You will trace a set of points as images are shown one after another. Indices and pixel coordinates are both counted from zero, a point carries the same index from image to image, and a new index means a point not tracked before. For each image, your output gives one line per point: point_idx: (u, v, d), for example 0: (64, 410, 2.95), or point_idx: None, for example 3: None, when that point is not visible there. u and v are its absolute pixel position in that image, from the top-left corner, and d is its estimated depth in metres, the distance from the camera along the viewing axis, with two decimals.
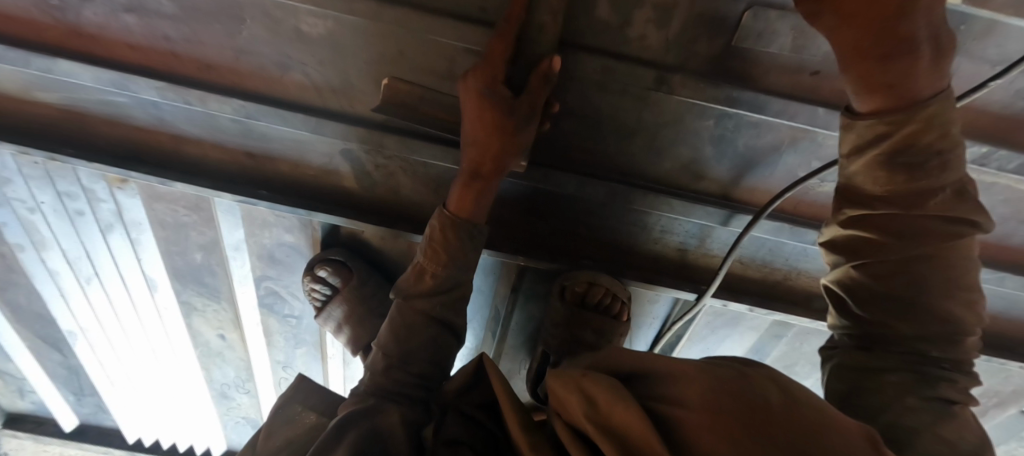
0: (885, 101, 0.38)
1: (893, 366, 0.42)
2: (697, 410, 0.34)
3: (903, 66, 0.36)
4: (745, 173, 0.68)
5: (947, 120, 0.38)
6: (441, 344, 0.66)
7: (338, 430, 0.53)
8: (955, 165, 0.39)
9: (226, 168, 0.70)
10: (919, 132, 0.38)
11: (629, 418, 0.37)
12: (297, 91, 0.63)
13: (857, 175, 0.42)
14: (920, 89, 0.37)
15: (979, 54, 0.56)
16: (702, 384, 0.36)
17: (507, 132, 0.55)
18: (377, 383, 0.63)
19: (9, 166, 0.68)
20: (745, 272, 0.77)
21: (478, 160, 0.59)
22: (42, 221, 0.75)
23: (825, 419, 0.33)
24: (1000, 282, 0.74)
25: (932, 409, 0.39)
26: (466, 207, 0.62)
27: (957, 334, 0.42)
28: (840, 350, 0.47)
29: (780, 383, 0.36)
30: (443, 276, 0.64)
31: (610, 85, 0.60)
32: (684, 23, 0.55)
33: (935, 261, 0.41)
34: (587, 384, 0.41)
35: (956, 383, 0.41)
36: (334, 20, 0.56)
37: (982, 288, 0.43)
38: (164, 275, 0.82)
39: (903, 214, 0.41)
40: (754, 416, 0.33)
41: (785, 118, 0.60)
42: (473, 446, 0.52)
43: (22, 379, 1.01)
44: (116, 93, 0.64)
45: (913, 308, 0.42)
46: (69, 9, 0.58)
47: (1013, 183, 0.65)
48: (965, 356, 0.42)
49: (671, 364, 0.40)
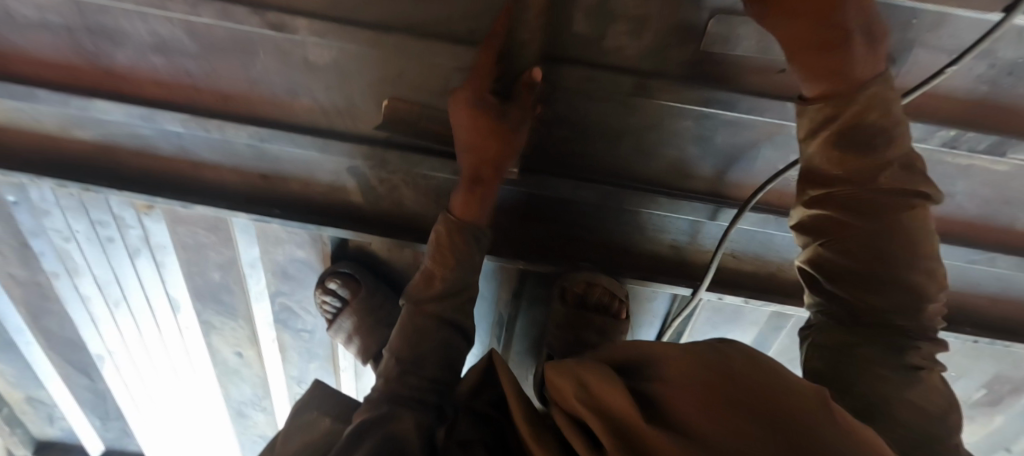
0: (831, 85, 0.42)
1: (865, 340, 0.44)
2: (675, 383, 0.38)
3: (841, 52, 0.40)
4: (729, 169, 0.71)
5: (887, 101, 0.42)
6: (452, 347, 0.68)
7: (354, 440, 0.52)
8: (899, 141, 0.42)
9: (242, 190, 0.76)
10: (863, 112, 0.42)
11: (615, 396, 0.40)
12: (306, 114, 0.69)
13: (815, 156, 0.45)
14: (860, 74, 0.42)
15: (934, 44, 0.60)
16: (678, 361, 0.40)
17: (503, 134, 0.59)
18: (388, 389, 0.63)
19: (49, 197, 0.75)
20: (738, 265, 0.79)
21: (476, 165, 0.62)
22: (76, 249, 0.81)
23: (784, 378, 0.35)
24: (991, 262, 0.75)
25: (901, 377, 0.41)
26: (471, 211, 0.66)
27: (922, 302, 0.44)
28: (817, 326, 0.48)
29: (748, 351, 0.38)
30: (451, 279, 0.67)
31: (594, 93, 0.65)
32: (658, 32, 0.59)
33: (896, 234, 0.43)
34: (580, 371, 0.45)
35: (922, 350, 0.43)
36: (338, 49, 0.62)
37: (942, 258, 0.45)
38: (186, 295, 0.87)
39: (860, 189, 0.43)
40: (723, 382, 0.36)
41: (758, 114, 0.64)
42: (485, 442, 0.53)
43: (52, 406, 1.06)
44: (144, 126, 0.71)
45: (881, 281, 0.44)
46: (104, 54, 0.65)
47: (989, 164, 0.67)
48: (930, 323, 0.44)
49: (654, 348, 0.43)
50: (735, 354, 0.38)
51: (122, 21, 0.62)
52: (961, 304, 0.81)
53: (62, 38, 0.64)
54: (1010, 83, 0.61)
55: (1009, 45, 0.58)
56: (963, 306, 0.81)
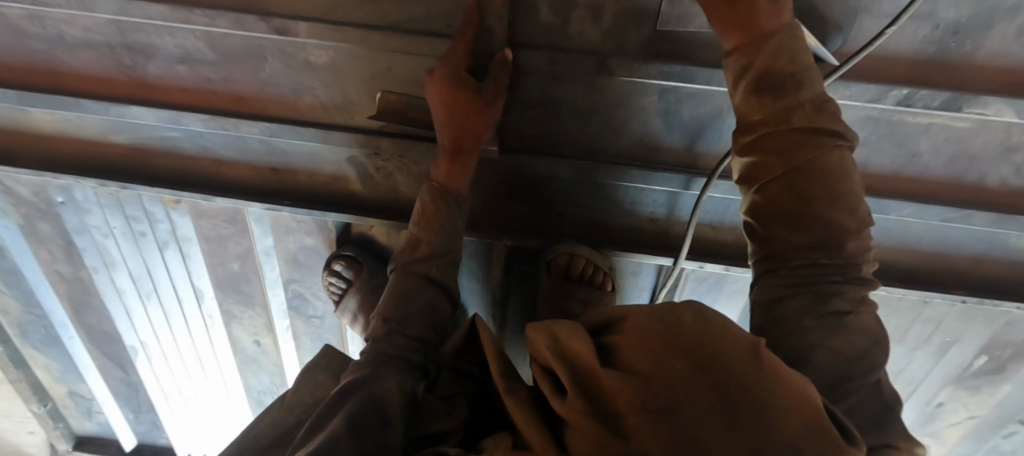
0: (743, 37, 0.51)
1: (792, 292, 0.47)
2: (632, 336, 0.39)
3: (746, 7, 0.49)
4: (696, 141, 0.76)
5: (793, 49, 0.49)
6: (437, 309, 0.73)
7: (339, 399, 0.56)
8: (808, 83, 0.48)
9: (255, 183, 0.84)
10: (771, 58, 0.49)
11: (578, 346, 0.41)
12: (310, 111, 0.77)
13: (740, 105, 0.52)
14: (765, 25, 0.49)
15: (876, 10, 0.64)
16: (644, 317, 0.40)
17: (476, 107, 0.66)
18: (377, 348, 0.66)
19: (91, 197, 0.87)
20: (717, 235, 0.83)
21: (455, 137, 0.69)
22: (113, 244, 0.92)
23: (730, 334, 0.35)
24: (967, 219, 0.75)
25: (827, 325, 0.45)
26: (454, 179, 0.72)
27: (843, 242, 0.47)
28: (758, 282, 0.51)
29: (702, 311, 0.37)
30: (436, 242, 0.72)
31: (560, 74, 0.71)
32: (614, 15, 0.66)
33: (811, 169, 0.47)
34: (553, 326, 0.45)
35: (846, 294, 0.46)
36: (333, 50, 0.71)
37: (865, 197, 0.48)
38: (208, 285, 0.95)
39: (777, 130, 0.48)
40: (672, 334, 0.36)
41: (715, 85, 0.69)
42: (467, 395, 0.59)
43: (91, 399, 1.16)
44: (171, 128, 0.80)
45: (803, 217, 0.47)
46: (138, 67, 0.76)
47: (950, 121, 0.70)
48: (853, 264, 0.47)
49: (629, 307, 0.44)
50: (685, 311, 0.37)
51: (153, 37, 0.72)
52: (945, 266, 0.81)
53: (104, 55, 0.75)
54: (955, 42, 0.64)
55: (946, 5, 0.62)
56: (948, 268, 0.81)
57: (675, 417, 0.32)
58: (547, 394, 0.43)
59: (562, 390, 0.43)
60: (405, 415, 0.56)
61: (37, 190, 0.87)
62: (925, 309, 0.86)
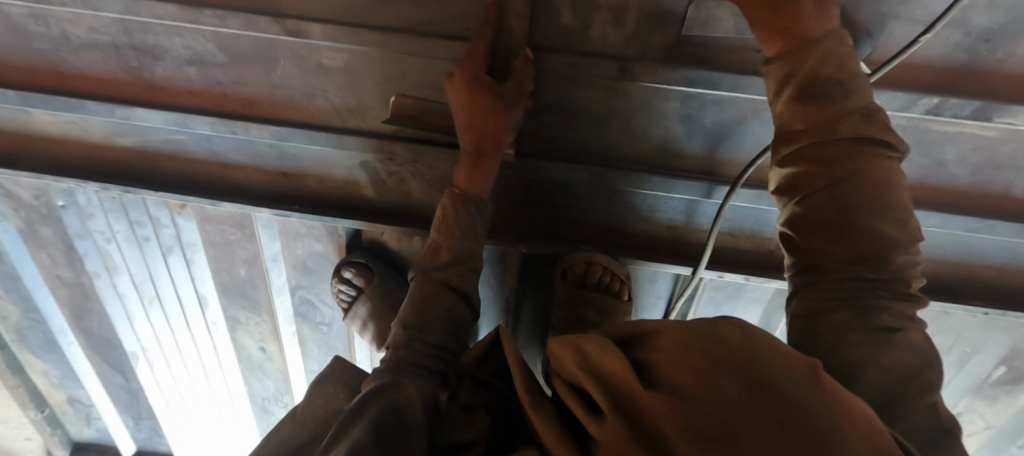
0: (787, 43, 0.50)
1: (837, 306, 0.48)
2: (670, 353, 0.37)
3: (792, 13, 0.48)
4: (718, 147, 0.74)
5: (840, 55, 0.48)
6: (457, 315, 0.71)
7: (359, 407, 0.55)
8: (855, 92, 0.48)
9: (263, 188, 0.82)
10: (818, 65, 0.48)
11: (612, 363, 0.39)
12: (321, 114, 0.75)
13: (782, 114, 0.51)
14: (812, 31, 0.48)
15: (908, 16, 0.62)
16: (678, 333, 0.38)
17: (497, 110, 0.64)
18: (398, 355, 0.66)
19: (94, 201, 0.85)
20: (736, 244, 0.82)
21: (477, 142, 0.67)
22: (116, 249, 0.90)
23: (779, 353, 0.34)
24: (992, 230, 0.74)
25: (875, 341, 0.46)
26: (476, 184, 0.70)
27: (890, 256, 0.47)
28: (797, 294, 0.52)
29: (748, 330, 0.36)
30: (455, 249, 0.71)
31: (581, 79, 0.69)
32: (638, 19, 0.63)
33: (859, 181, 0.47)
34: (582, 343, 0.44)
35: (895, 310, 0.47)
36: (348, 52, 0.69)
37: (911, 208, 0.49)
38: (213, 291, 0.93)
39: (822, 140, 0.48)
40: (716, 352, 0.35)
41: (741, 91, 0.66)
42: (488, 407, 0.56)
43: (91, 405, 1.14)
44: (178, 131, 0.78)
45: (849, 228, 0.48)
46: (145, 68, 0.73)
47: (978, 130, 0.68)
48: (902, 280, 0.48)
49: (656, 323, 0.43)
50: (729, 329, 0.36)
51: (161, 37, 0.70)
52: (967, 276, 0.80)
53: (110, 55, 0.73)
54: (987, 50, 0.63)
55: (982, 12, 0.60)
56: (970, 278, 0.80)
57: (732, 438, 0.30)
58: (578, 415, 0.41)
59: (594, 410, 0.40)
60: (426, 425, 0.55)
61: (38, 193, 0.84)
62: (945, 319, 0.85)
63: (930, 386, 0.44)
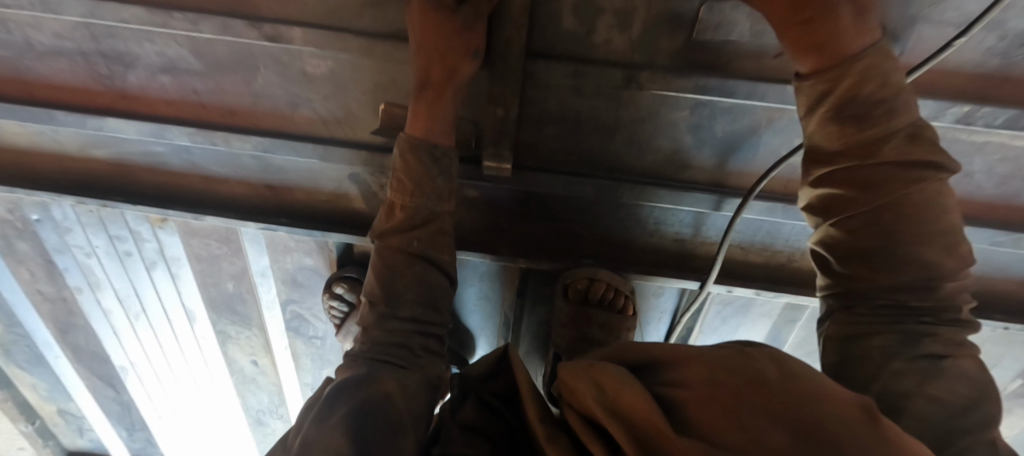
0: (820, 59, 0.45)
1: (875, 331, 0.45)
2: (700, 391, 0.33)
3: (829, 26, 0.43)
4: (729, 158, 0.69)
5: (883, 70, 0.43)
6: (429, 282, 0.63)
7: (329, 405, 0.51)
8: (901, 111, 0.43)
9: (249, 201, 0.78)
10: (858, 83, 0.43)
11: (633, 399, 0.34)
12: (307, 124, 0.71)
13: (814, 134, 0.47)
14: (850, 45, 0.44)
15: (939, 18, 0.56)
16: (703, 366, 0.35)
17: (453, 32, 0.55)
18: (371, 338, 0.60)
19: (70, 215, 0.80)
20: (746, 256, 0.78)
21: (427, 67, 0.57)
22: (97, 263, 0.86)
23: (822, 394, 0.30)
24: (1016, 243, 0.71)
25: (922, 371, 0.42)
26: (425, 127, 0.60)
27: (934, 284, 0.44)
28: (830, 317, 0.50)
29: (783, 361, 0.33)
30: (413, 208, 0.61)
31: (583, 86, 0.64)
32: (646, 24, 0.58)
33: (900, 208, 0.44)
34: (596, 373, 0.39)
35: (939, 336, 0.43)
36: (333, 60, 0.64)
37: (961, 231, 0.45)
38: (200, 305, 0.90)
39: (864, 164, 0.44)
40: (752, 393, 0.31)
41: (755, 100, 0.61)
42: (486, 433, 0.51)
43: (82, 417, 1.12)
44: (155, 142, 0.74)
45: (887, 258, 0.44)
46: (116, 76, 0.68)
47: (1008, 139, 0.63)
48: (947, 305, 0.44)
49: (676, 351, 0.39)
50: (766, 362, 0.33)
51: (131, 43, 0.65)
52: (986, 289, 0.77)
53: (78, 63, 0.67)
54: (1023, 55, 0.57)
55: None
56: (991, 291, 0.77)
57: None
58: None
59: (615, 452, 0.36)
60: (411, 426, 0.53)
61: (11, 207, 0.80)
62: None
63: (985, 425, 0.39)
